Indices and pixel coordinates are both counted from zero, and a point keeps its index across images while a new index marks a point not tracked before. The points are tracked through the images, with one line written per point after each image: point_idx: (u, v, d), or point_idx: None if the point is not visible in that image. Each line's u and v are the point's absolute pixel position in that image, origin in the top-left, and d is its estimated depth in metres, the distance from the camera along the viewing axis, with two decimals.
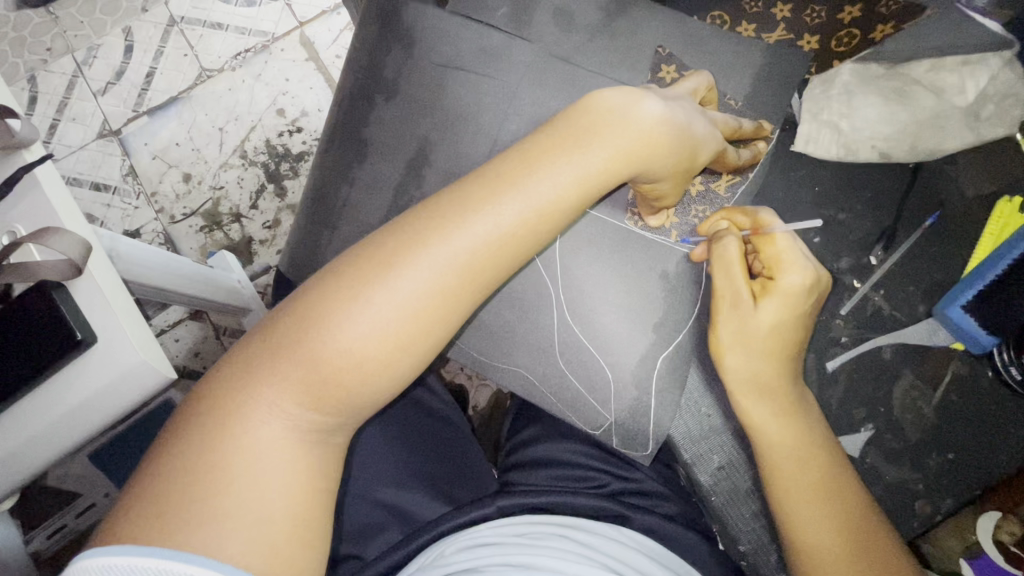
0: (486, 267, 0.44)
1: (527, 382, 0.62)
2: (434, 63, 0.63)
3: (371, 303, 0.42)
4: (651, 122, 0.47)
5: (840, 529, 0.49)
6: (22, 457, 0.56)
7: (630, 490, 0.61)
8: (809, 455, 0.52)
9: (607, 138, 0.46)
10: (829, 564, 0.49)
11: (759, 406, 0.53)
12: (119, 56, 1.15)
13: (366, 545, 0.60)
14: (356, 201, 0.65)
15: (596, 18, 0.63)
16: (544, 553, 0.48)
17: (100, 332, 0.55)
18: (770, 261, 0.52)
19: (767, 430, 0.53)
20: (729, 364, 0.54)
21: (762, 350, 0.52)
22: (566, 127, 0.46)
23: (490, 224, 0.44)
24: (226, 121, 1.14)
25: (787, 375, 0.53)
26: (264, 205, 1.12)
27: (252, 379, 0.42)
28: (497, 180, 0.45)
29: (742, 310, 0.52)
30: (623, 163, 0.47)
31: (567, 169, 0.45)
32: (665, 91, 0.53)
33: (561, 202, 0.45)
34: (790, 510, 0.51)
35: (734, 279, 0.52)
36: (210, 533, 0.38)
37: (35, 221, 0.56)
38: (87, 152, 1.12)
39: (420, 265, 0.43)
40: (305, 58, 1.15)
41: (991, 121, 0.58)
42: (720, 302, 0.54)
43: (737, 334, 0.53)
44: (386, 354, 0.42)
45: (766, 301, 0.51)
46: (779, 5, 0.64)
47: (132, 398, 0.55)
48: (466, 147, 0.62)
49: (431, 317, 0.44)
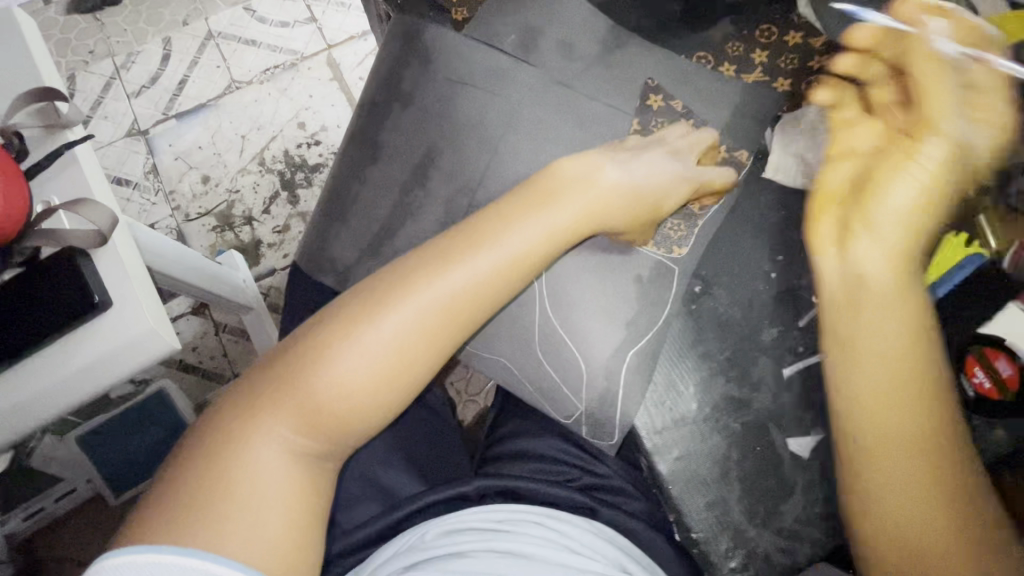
0: (465, 311, 0.53)
1: (507, 369, 0.66)
2: (447, 78, 0.70)
3: (361, 341, 0.50)
4: (609, 188, 0.58)
5: (914, 414, 0.47)
6: (26, 410, 0.60)
7: (598, 485, 0.65)
8: (906, 332, 0.48)
9: (566, 203, 0.57)
10: (896, 450, 0.47)
11: (869, 245, 0.49)
12: (157, 62, 1.24)
13: (349, 513, 0.63)
14: (365, 197, 0.71)
15: (595, 50, 0.69)
16: (523, 539, 0.53)
17: (116, 298, 0.60)
18: (981, 103, 0.48)
19: (871, 286, 0.49)
20: (895, 202, 0.49)
21: (938, 184, 0.48)
22: (530, 194, 0.57)
23: (466, 275, 0.53)
24: (249, 129, 1.22)
25: (930, 215, 0.49)
26: (277, 210, 1.19)
27: (256, 406, 0.50)
28: (470, 240, 0.55)
29: (959, 153, 0.48)
30: (583, 221, 0.58)
31: (534, 227, 0.55)
32: (637, 145, 0.62)
33: (529, 254, 0.55)
34: (861, 406, 0.48)
35: (953, 105, 0.48)
36: (216, 535, 0.44)
37: (70, 194, 0.62)
38: (115, 148, 1.21)
39: (404, 309, 0.51)
40: (330, 77, 1.24)
41: None
42: (941, 130, 0.47)
43: (956, 176, 0.48)
44: (375, 384, 0.50)
45: (977, 148, 0.48)
46: (758, 51, 0.68)
47: (138, 362, 0.60)
48: (468, 156, 0.68)
49: (414, 354, 0.52)
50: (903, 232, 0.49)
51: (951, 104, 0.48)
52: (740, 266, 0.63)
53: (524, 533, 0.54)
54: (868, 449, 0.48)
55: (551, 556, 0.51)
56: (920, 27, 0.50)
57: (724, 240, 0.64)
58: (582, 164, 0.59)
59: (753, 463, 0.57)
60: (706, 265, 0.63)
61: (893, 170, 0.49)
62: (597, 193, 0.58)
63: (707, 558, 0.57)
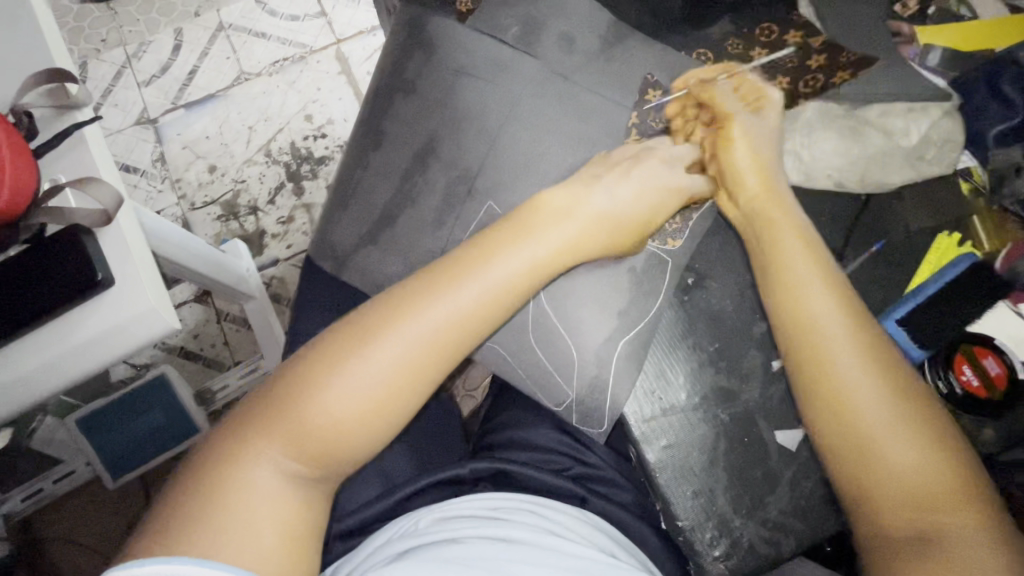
0: (452, 342, 0.53)
1: (499, 356, 0.66)
2: (450, 69, 0.70)
3: (350, 371, 0.50)
4: (588, 218, 0.61)
5: (846, 311, 0.54)
6: (27, 384, 0.61)
7: (589, 475, 0.65)
8: (820, 261, 0.56)
9: (547, 237, 0.59)
10: (837, 337, 0.52)
11: (742, 191, 0.62)
12: (167, 52, 1.26)
13: (347, 496, 0.65)
14: (366, 184, 0.72)
15: (597, 43, 0.69)
16: (518, 527, 0.53)
17: (119, 277, 0.61)
18: (751, 89, 0.66)
19: (776, 220, 0.59)
20: (740, 161, 0.63)
21: (762, 141, 0.63)
22: (511, 228, 0.59)
23: (452, 306, 0.53)
24: (257, 120, 1.23)
25: (767, 167, 0.63)
26: (282, 201, 1.21)
27: (249, 432, 0.49)
28: (456, 271, 0.55)
29: (758, 120, 0.64)
30: (561, 254, 0.60)
31: (517, 259, 0.57)
32: (627, 151, 0.64)
33: (513, 284, 0.56)
34: (803, 322, 0.54)
35: (738, 104, 0.65)
36: (211, 548, 0.44)
37: (78, 173, 0.63)
38: (124, 136, 1.22)
39: (392, 339, 0.51)
40: (338, 71, 1.25)
41: (931, 161, 0.64)
42: (731, 115, 0.65)
43: (768, 137, 0.64)
44: (365, 412, 0.50)
45: (770, 110, 0.64)
46: (758, 49, 0.68)
47: (138, 340, 0.61)
48: (469, 145, 0.69)
49: (403, 382, 0.51)
50: (765, 185, 0.62)
51: (735, 100, 0.65)
52: (732, 260, 0.64)
53: (517, 520, 0.54)
54: (807, 345, 0.53)
55: (544, 542, 0.52)
56: (687, 86, 0.67)
57: (718, 235, 0.65)
58: (563, 199, 0.61)
59: (739, 453, 0.58)
60: (700, 258, 0.64)
61: (729, 149, 0.64)
62: (577, 226, 0.60)
63: (692, 547, 0.57)
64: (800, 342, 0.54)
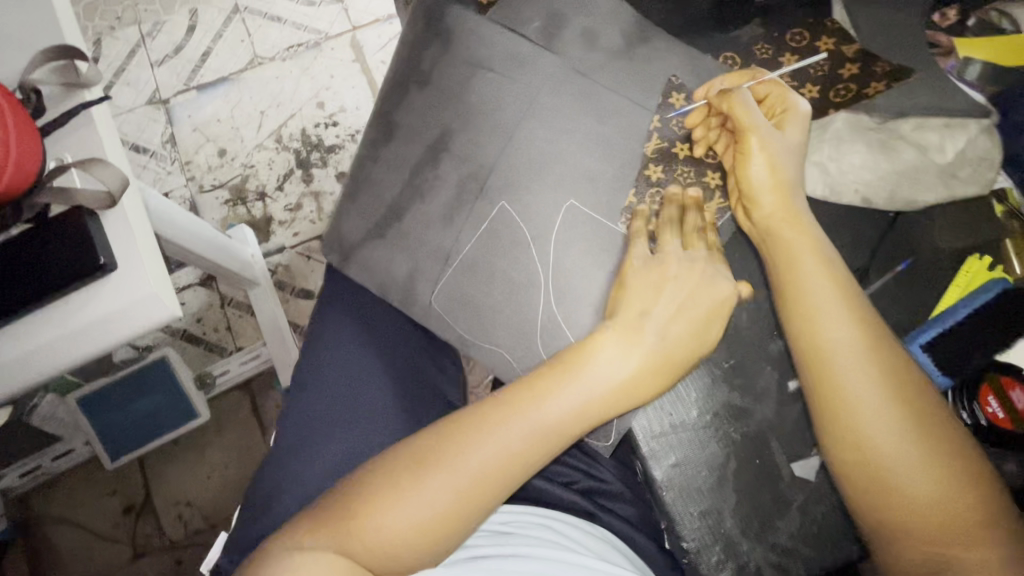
0: (506, 479, 0.51)
1: (504, 360, 0.66)
2: (467, 62, 0.68)
3: (409, 499, 0.48)
4: (654, 343, 0.56)
5: (857, 326, 0.52)
6: (23, 366, 0.59)
7: (598, 490, 0.64)
8: (833, 279, 0.55)
9: (610, 366, 0.56)
10: (847, 356, 0.51)
11: (757, 210, 0.59)
12: (181, 32, 1.24)
13: None
14: (375, 176, 0.70)
15: (620, 42, 0.67)
16: (531, 542, 0.52)
17: (121, 261, 0.59)
18: (775, 102, 0.62)
19: (785, 238, 0.57)
20: (757, 178, 0.58)
21: (783, 158, 0.59)
22: (574, 355, 0.56)
23: (511, 438, 0.52)
24: (268, 105, 1.21)
25: (787, 187, 0.59)
26: (290, 188, 1.19)
27: (302, 540, 0.47)
28: (517, 397, 0.54)
29: (780, 137, 0.59)
30: (626, 388, 0.55)
31: (578, 392, 0.54)
32: (687, 257, 0.60)
33: (575, 419, 0.54)
34: (814, 336, 0.53)
35: (758, 114, 0.60)
36: None
37: (84, 153, 0.61)
38: (135, 115, 1.21)
39: (450, 469, 0.50)
40: (352, 60, 1.23)
41: (965, 180, 0.61)
42: (754, 127, 0.59)
43: (792, 156, 0.59)
44: (418, 539, 0.48)
45: (791, 127, 0.60)
46: (787, 55, 0.66)
47: (137, 326, 0.59)
48: (483, 141, 0.67)
49: (457, 510, 0.49)
50: (781, 203, 0.58)
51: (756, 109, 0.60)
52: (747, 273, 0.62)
53: (529, 535, 0.53)
54: (811, 352, 0.53)
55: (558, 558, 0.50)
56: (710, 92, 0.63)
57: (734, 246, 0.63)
58: (627, 317, 0.58)
59: (749, 473, 0.56)
60: None
61: (745, 163, 0.60)
62: (643, 353, 0.56)
63: (696, 568, 0.56)
64: (808, 357, 0.53)
